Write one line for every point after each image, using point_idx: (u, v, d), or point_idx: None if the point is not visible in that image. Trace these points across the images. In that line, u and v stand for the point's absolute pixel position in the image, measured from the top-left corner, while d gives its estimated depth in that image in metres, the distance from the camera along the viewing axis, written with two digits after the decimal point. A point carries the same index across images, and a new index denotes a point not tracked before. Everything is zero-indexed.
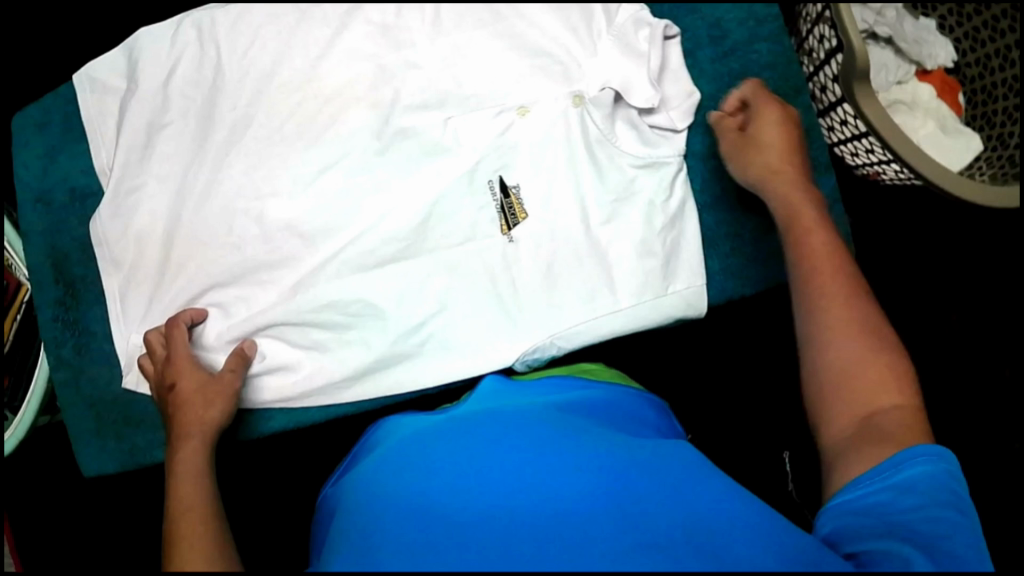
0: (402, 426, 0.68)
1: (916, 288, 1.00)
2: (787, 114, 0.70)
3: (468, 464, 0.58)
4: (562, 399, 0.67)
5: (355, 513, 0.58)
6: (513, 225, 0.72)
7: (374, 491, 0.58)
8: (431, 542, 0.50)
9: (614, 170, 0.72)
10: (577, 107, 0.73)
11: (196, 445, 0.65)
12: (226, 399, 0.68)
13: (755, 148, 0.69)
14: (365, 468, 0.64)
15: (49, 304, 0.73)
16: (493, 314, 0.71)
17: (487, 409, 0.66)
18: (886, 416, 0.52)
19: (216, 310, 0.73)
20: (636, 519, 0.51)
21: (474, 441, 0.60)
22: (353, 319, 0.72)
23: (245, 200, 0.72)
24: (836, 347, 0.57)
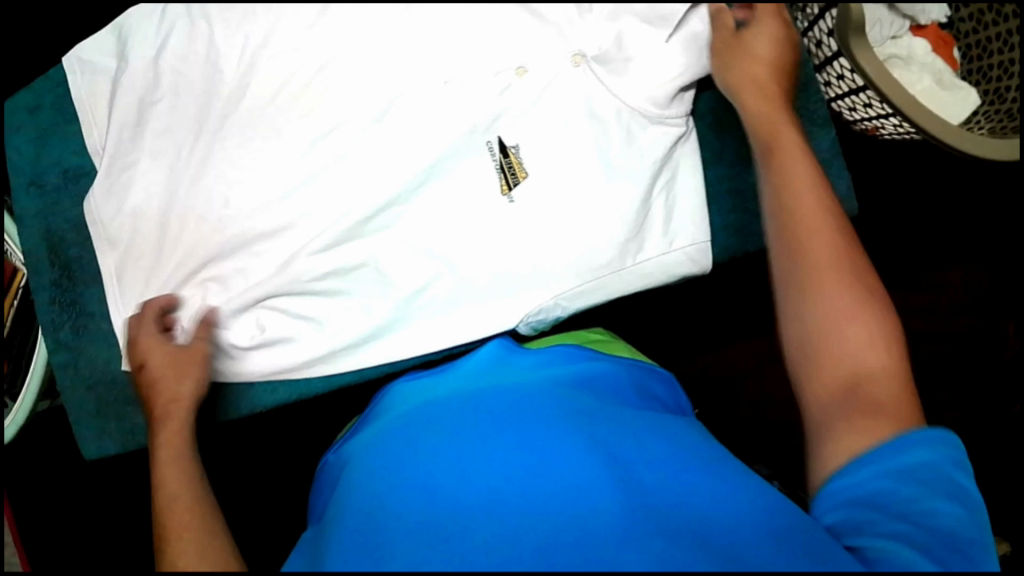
0: (409, 395, 0.63)
1: (926, 246, 0.97)
2: (780, 26, 0.62)
3: (471, 426, 0.53)
4: (568, 373, 0.62)
5: (341, 482, 0.55)
6: (513, 185, 0.67)
7: (360, 457, 0.56)
8: (397, 529, 0.45)
9: (616, 122, 0.68)
10: (579, 66, 0.67)
11: (180, 423, 0.63)
12: (200, 367, 0.67)
13: (742, 58, 0.62)
14: (357, 440, 0.60)
15: (46, 285, 0.75)
16: (491, 279, 0.69)
17: (488, 381, 0.61)
18: (874, 385, 0.48)
19: (214, 284, 0.70)
20: (640, 505, 0.46)
21: (478, 406, 0.56)
22: (354, 286, 0.70)
23: (239, 171, 0.69)
24: (830, 298, 0.51)
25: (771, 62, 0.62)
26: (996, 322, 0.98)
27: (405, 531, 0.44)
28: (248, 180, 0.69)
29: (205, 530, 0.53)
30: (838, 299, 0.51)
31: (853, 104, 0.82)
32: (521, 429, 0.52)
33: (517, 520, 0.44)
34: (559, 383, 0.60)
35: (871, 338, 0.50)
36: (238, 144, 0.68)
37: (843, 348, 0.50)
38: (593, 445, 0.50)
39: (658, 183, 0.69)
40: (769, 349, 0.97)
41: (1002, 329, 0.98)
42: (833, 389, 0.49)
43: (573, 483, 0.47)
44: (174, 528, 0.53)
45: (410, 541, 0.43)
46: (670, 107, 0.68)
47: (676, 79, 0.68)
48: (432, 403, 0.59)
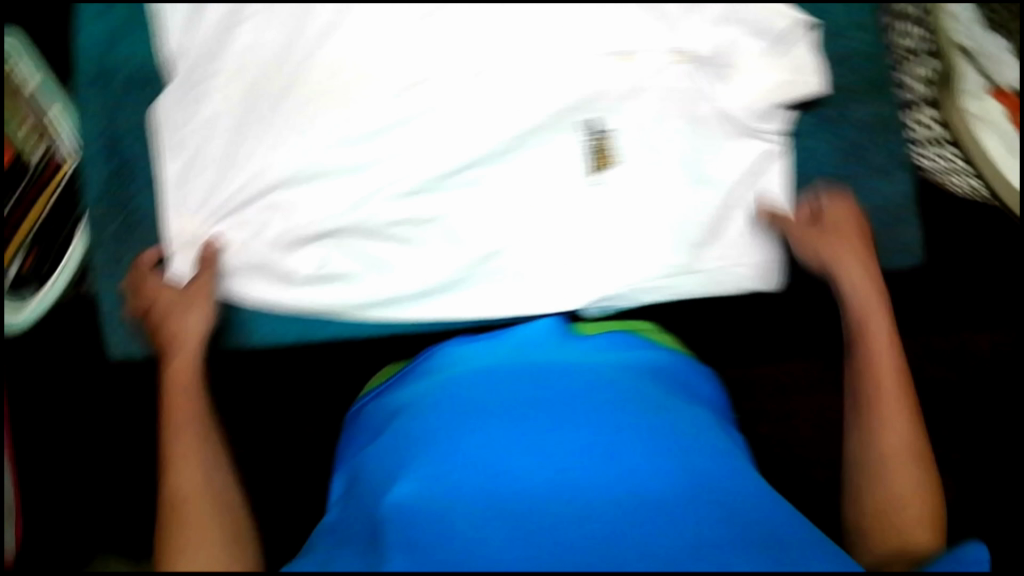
0: (462, 352, 0.63)
1: (966, 306, 0.97)
2: (857, 232, 0.66)
3: (531, 399, 0.53)
4: (625, 360, 0.61)
5: (378, 444, 0.55)
6: (600, 166, 0.67)
7: (402, 421, 0.55)
8: (455, 506, 0.44)
9: (710, 126, 0.68)
10: (681, 64, 0.68)
11: (187, 357, 0.63)
12: (209, 301, 0.65)
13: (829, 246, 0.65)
14: (406, 391, 0.60)
15: (99, 179, 0.73)
16: (563, 255, 0.68)
17: (544, 354, 0.61)
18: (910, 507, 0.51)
19: (279, 208, 0.68)
20: (698, 501, 0.46)
21: (537, 378, 0.56)
22: (423, 237, 0.68)
23: (323, 100, 0.68)
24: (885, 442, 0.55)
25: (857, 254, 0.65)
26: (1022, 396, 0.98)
27: (465, 513, 0.44)
28: (326, 116, 0.68)
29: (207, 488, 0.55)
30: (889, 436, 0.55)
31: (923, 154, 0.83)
32: (582, 408, 0.52)
33: (577, 508, 0.45)
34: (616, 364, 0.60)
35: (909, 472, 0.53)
36: (325, 76, 0.69)
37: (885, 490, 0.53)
38: (645, 443, 0.49)
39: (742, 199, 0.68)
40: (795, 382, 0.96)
41: None
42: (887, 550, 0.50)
43: (635, 472, 0.47)
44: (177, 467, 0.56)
45: (468, 519, 0.43)
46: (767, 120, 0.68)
47: (777, 95, 0.67)
48: (488, 368, 0.58)
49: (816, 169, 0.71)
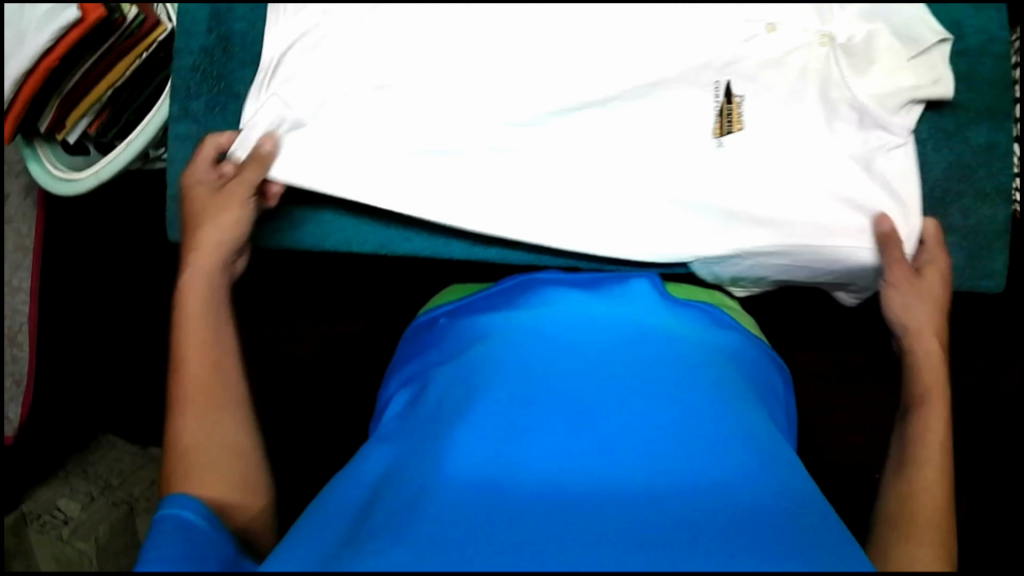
0: (534, 303, 0.62)
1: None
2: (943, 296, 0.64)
3: (606, 375, 0.52)
4: (706, 339, 0.59)
5: (443, 369, 0.56)
6: (726, 132, 0.66)
7: (473, 350, 0.56)
8: (512, 443, 0.47)
9: (840, 113, 0.66)
10: (824, 46, 0.66)
11: (202, 273, 0.58)
12: (238, 210, 0.61)
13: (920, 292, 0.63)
14: (476, 332, 0.59)
15: (194, 50, 0.69)
16: (673, 214, 0.66)
17: (618, 321, 0.59)
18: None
19: (392, 111, 0.66)
20: (762, 506, 0.44)
21: (615, 354, 0.54)
22: (537, 171, 0.67)
23: (446, 12, 0.65)
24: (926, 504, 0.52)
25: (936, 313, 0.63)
26: None
27: (516, 455, 0.46)
28: (444, 28, 0.66)
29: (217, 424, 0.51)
30: (930, 492, 0.53)
31: None
32: (657, 396, 0.50)
33: (630, 502, 0.43)
34: (694, 344, 0.58)
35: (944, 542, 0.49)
36: None
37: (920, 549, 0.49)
38: (714, 421, 0.49)
39: (859, 203, 0.65)
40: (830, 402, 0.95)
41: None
42: None
43: (696, 474, 0.46)
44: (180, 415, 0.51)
45: (519, 450, 0.46)
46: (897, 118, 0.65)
47: (911, 97, 0.64)
48: (563, 329, 0.57)
49: None
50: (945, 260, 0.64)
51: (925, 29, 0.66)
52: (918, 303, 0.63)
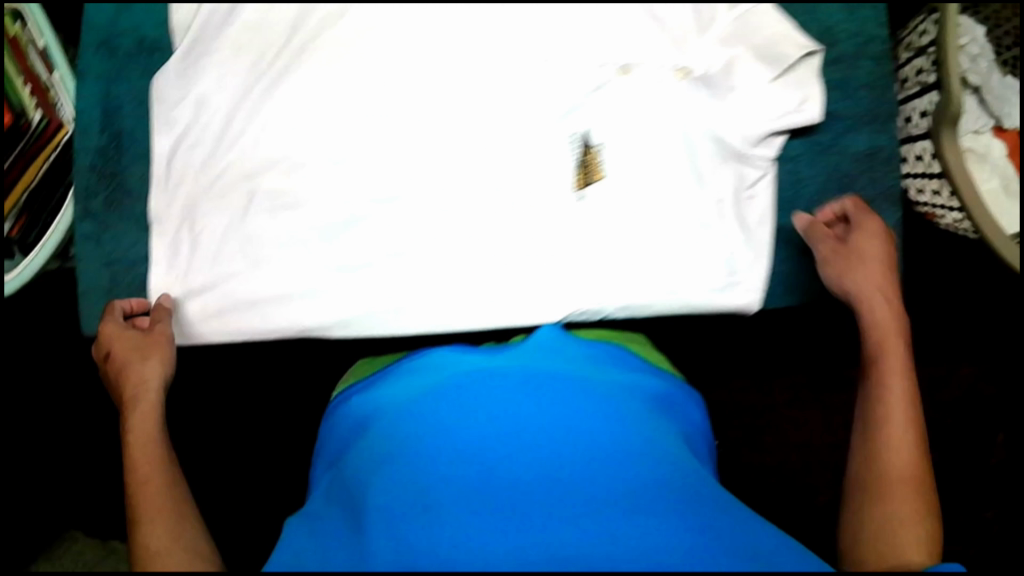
0: (447, 360, 0.59)
1: (964, 344, 0.91)
2: (887, 250, 0.65)
3: (528, 436, 0.50)
4: (620, 384, 0.58)
5: (352, 449, 0.54)
6: (587, 183, 0.67)
7: (385, 426, 0.52)
8: (439, 528, 0.44)
9: (700, 147, 0.67)
10: (682, 81, 0.67)
11: (150, 408, 0.62)
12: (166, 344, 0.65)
13: (856, 259, 0.64)
14: (385, 397, 0.56)
15: (91, 150, 0.72)
16: (546, 269, 0.67)
17: (529, 367, 0.57)
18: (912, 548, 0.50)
19: (267, 197, 0.68)
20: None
21: (533, 405, 0.52)
22: (410, 247, 0.68)
23: (314, 90, 0.68)
24: (890, 457, 0.55)
25: (883, 265, 0.64)
26: (1011, 448, 0.92)
27: (444, 543, 0.43)
28: (324, 107, 0.68)
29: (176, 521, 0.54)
30: (901, 444, 0.55)
31: (921, 186, 0.81)
32: (579, 459, 0.48)
33: None
34: (609, 387, 0.56)
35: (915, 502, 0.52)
36: (325, 64, 0.68)
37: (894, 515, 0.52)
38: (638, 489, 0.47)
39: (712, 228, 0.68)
40: (785, 412, 0.92)
41: (997, 436, 0.92)
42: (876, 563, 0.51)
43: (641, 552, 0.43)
44: (146, 524, 0.53)
45: (450, 537, 0.44)
46: (752, 145, 0.67)
47: (774, 124, 0.67)
48: (480, 381, 0.54)
49: (785, 203, 0.70)
50: (877, 226, 0.65)
51: (790, 44, 0.67)
52: (861, 269, 0.64)
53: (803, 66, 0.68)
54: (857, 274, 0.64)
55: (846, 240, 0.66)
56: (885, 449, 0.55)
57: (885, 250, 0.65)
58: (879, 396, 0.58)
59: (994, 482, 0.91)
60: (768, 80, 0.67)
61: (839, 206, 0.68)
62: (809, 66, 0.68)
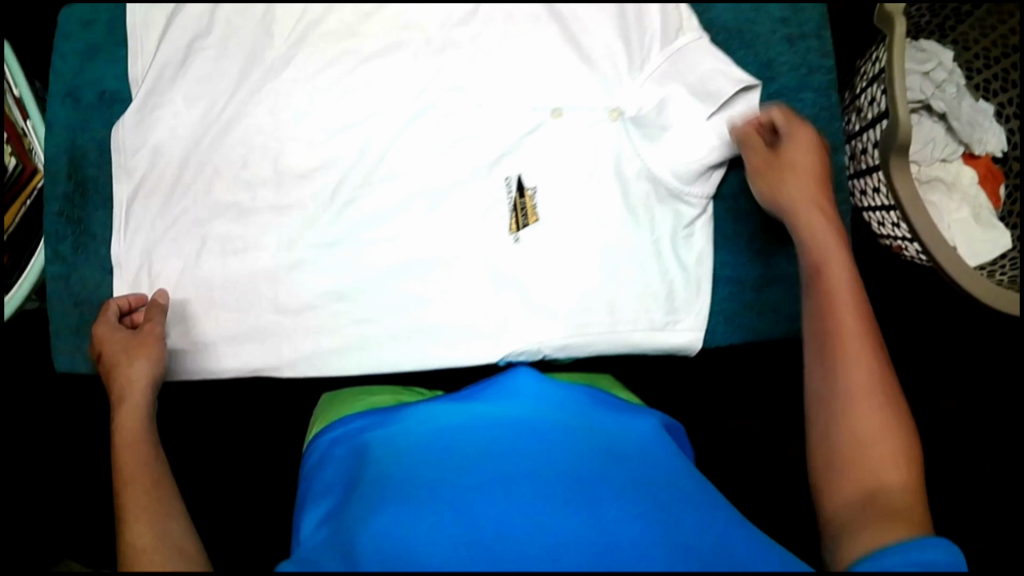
0: (431, 414, 0.56)
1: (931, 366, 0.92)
2: (817, 157, 0.64)
3: (538, 507, 0.47)
4: (605, 428, 0.55)
5: (349, 510, 0.49)
6: (522, 226, 0.68)
7: (384, 494, 0.48)
8: None
9: (636, 184, 0.68)
10: (615, 121, 0.69)
11: (136, 407, 0.63)
12: (158, 344, 0.66)
13: (787, 171, 0.64)
14: (376, 460, 0.52)
15: (58, 196, 0.75)
16: (487, 310, 0.68)
17: (513, 420, 0.54)
18: (888, 491, 0.48)
19: (218, 243, 0.70)
20: None
21: (531, 471, 0.49)
22: (354, 289, 0.69)
23: (264, 137, 0.70)
24: (856, 381, 0.53)
25: (814, 174, 0.64)
26: (988, 469, 0.91)
27: None
28: (272, 153, 0.70)
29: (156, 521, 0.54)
30: (863, 366, 0.53)
31: (882, 219, 0.78)
32: (596, 525, 0.46)
33: None
34: (597, 435, 0.54)
35: (890, 432, 0.50)
36: (270, 112, 0.70)
37: (868, 449, 0.50)
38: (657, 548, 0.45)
39: (648, 267, 0.68)
40: (762, 443, 0.91)
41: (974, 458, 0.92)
42: (854, 503, 0.49)
43: None
44: (129, 519, 0.53)
45: None
46: (686, 182, 0.67)
47: (708, 161, 0.67)
48: (477, 448, 0.51)
49: (728, 238, 0.70)
50: (802, 135, 0.65)
51: (726, 79, 0.67)
52: (792, 180, 0.63)
53: (741, 101, 0.68)
54: (789, 184, 0.63)
55: (778, 152, 0.65)
56: (848, 375, 0.53)
57: (817, 161, 0.64)
58: (831, 315, 0.57)
59: (977, 505, 0.91)
60: (703, 118, 0.68)
61: (769, 117, 0.67)
62: (746, 101, 0.68)
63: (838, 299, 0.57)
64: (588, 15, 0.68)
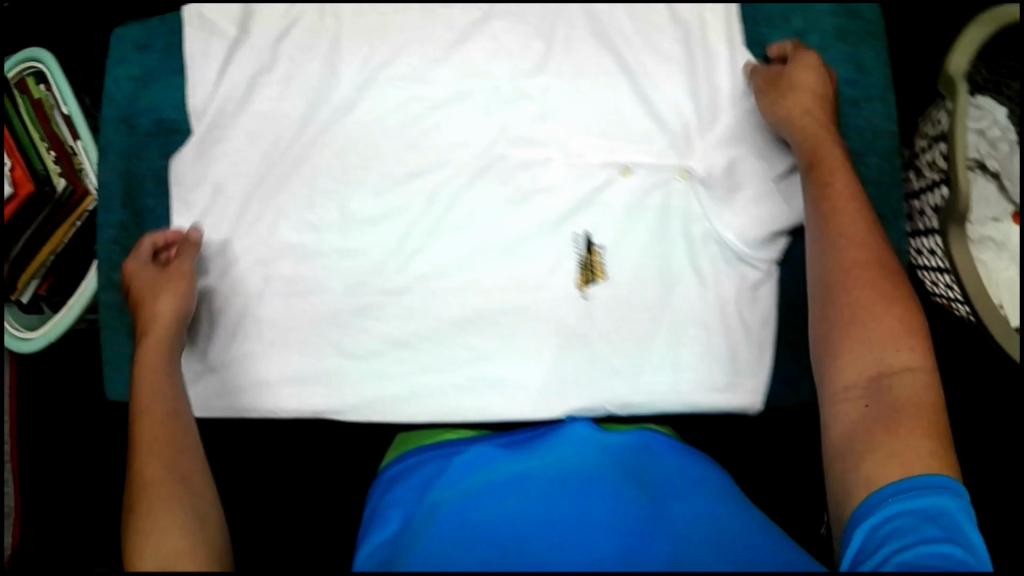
0: (489, 462, 0.57)
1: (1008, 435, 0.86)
2: (822, 75, 0.66)
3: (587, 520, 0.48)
4: (663, 478, 0.56)
5: (411, 535, 0.50)
6: (590, 282, 0.68)
7: (439, 517, 0.50)
8: None
9: (702, 246, 0.68)
10: (682, 181, 0.69)
11: (159, 337, 0.62)
12: (187, 280, 0.65)
13: (789, 88, 0.66)
14: (434, 495, 0.54)
15: (113, 223, 0.73)
16: (551, 363, 0.68)
17: (572, 468, 0.55)
18: (898, 379, 0.52)
19: (281, 285, 0.69)
20: None
21: (586, 500, 0.50)
22: (418, 339, 0.69)
23: (329, 183, 0.70)
24: (856, 287, 0.57)
25: (816, 91, 0.65)
26: None
27: None
28: (336, 195, 0.70)
29: (182, 488, 0.52)
30: (863, 266, 0.58)
31: (935, 279, 0.79)
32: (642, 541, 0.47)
33: None
34: (654, 485, 0.54)
35: (893, 329, 0.55)
36: (337, 154, 0.70)
37: (862, 352, 0.55)
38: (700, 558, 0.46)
39: (712, 328, 0.68)
40: None
41: None
42: (859, 391, 0.53)
43: None
44: (145, 469, 0.52)
45: None
46: (753, 246, 0.68)
47: (775, 227, 0.67)
48: (533, 480, 0.53)
49: None
50: (808, 56, 0.66)
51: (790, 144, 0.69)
52: (792, 95, 0.65)
53: None
54: (789, 101, 0.65)
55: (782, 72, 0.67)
56: (849, 279, 0.58)
57: (818, 78, 0.66)
58: (832, 214, 0.61)
59: None
60: (771, 179, 0.68)
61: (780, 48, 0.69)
62: None
63: (837, 197, 0.61)
64: (658, 75, 0.70)
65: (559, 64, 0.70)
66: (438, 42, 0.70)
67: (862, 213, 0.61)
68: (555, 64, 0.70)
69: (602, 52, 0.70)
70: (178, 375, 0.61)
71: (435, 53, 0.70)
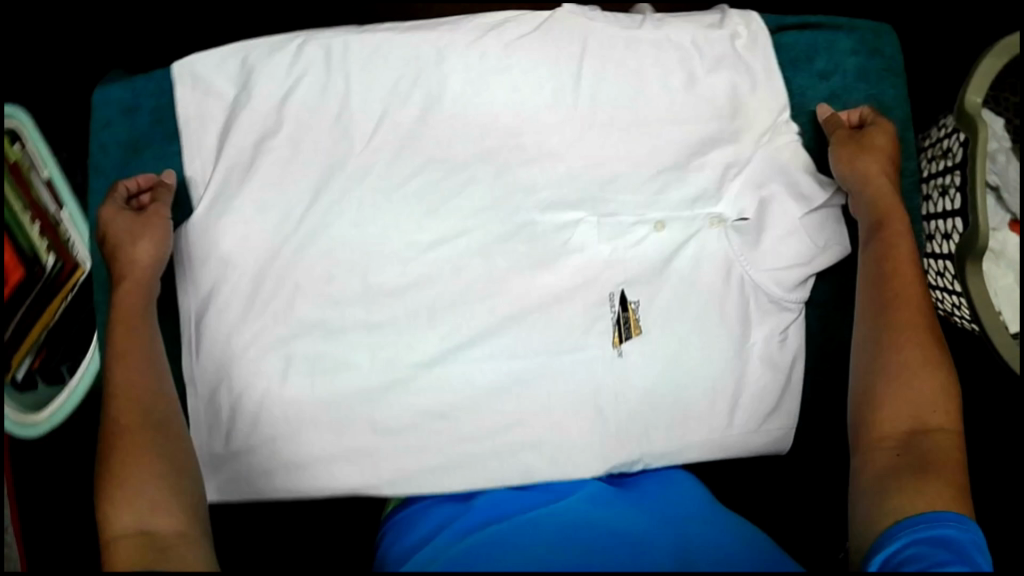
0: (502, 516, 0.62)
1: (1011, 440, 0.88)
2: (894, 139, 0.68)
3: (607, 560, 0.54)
4: (665, 510, 0.61)
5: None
6: (625, 339, 0.67)
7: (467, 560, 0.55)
8: None
9: (733, 293, 0.68)
10: (715, 228, 0.69)
11: (135, 284, 0.64)
12: (163, 224, 0.65)
13: (866, 148, 0.67)
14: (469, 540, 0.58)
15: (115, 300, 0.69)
16: (590, 426, 0.67)
17: (589, 515, 0.60)
18: (930, 437, 0.56)
19: (304, 362, 0.66)
20: None
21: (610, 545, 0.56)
22: (452, 412, 0.66)
23: (350, 252, 0.67)
24: (903, 341, 0.59)
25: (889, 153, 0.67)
26: None
27: None
28: (356, 265, 0.67)
29: (165, 462, 0.57)
30: (913, 323, 0.60)
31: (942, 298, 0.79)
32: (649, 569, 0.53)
33: None
34: (666, 518, 0.60)
35: (933, 389, 0.57)
36: (354, 221, 0.67)
37: (904, 402, 0.57)
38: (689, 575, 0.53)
39: (747, 372, 0.68)
40: None
41: None
42: (893, 441, 0.56)
43: None
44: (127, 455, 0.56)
45: None
46: (787, 290, 0.68)
47: (807, 269, 0.68)
48: (554, 528, 0.58)
49: None
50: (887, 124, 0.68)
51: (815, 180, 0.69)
52: (870, 156, 0.67)
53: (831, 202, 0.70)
54: (865, 160, 0.67)
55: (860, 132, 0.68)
56: (902, 337, 0.60)
57: (890, 145, 0.67)
58: (881, 265, 0.63)
59: None
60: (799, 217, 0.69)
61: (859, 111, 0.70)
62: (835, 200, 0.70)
63: (896, 255, 0.63)
64: (680, 124, 0.69)
65: (581, 117, 0.69)
66: (454, 99, 0.68)
67: (909, 268, 0.63)
68: (577, 116, 0.69)
69: (624, 102, 0.69)
70: (154, 330, 0.64)
71: (453, 110, 0.68)
